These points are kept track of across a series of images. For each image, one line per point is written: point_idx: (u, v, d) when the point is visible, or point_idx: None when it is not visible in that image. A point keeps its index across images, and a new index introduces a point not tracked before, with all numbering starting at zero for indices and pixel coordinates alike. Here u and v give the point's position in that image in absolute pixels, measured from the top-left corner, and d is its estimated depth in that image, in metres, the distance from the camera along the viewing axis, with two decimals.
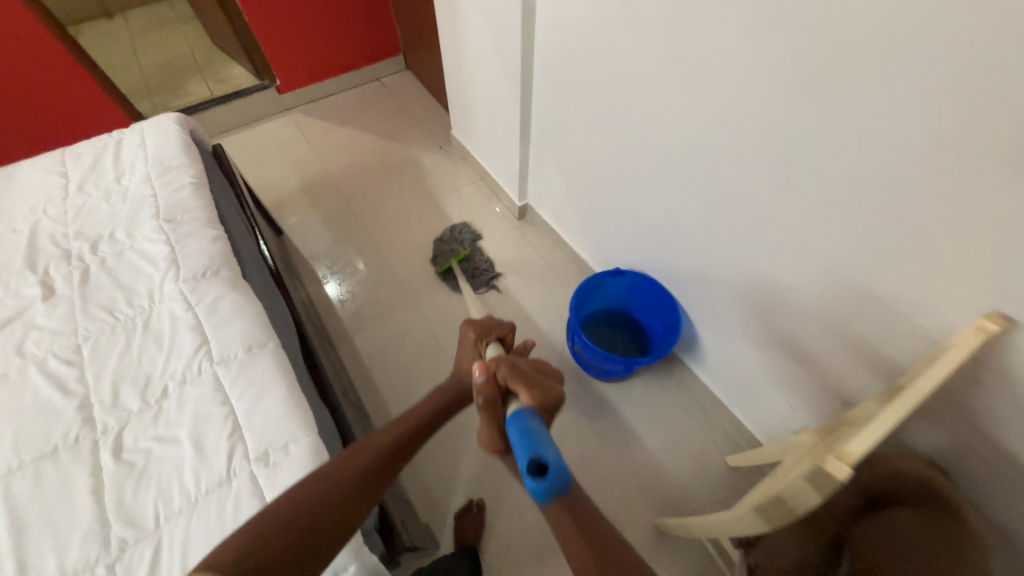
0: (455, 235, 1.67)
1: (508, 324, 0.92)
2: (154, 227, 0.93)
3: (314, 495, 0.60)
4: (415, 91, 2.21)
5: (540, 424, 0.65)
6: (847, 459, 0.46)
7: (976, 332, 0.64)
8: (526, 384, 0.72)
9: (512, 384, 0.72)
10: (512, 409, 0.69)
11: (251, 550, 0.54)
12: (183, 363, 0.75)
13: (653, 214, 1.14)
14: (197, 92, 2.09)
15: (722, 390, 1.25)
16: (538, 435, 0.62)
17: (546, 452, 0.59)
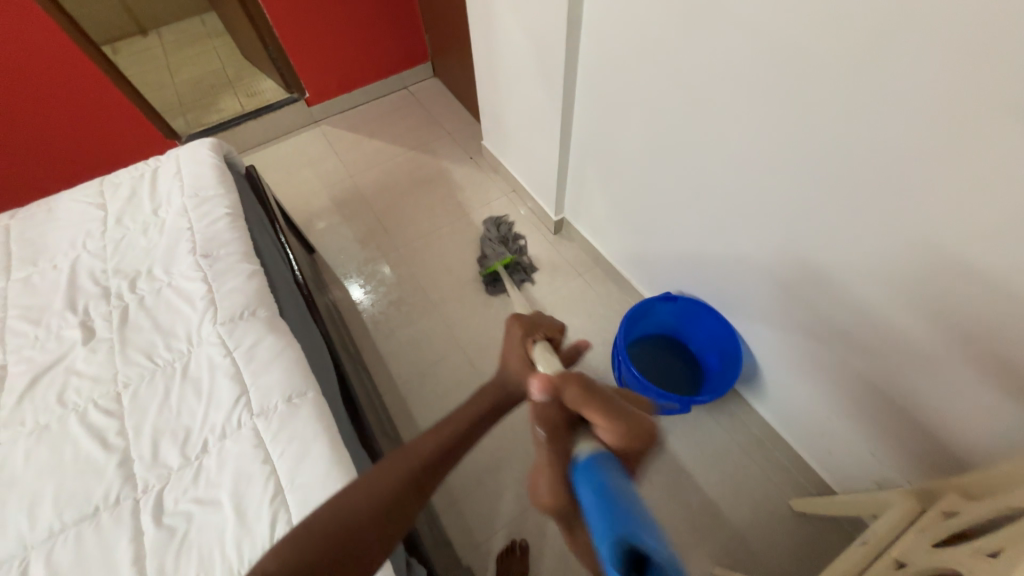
0: (500, 234, 1.64)
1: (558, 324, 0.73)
2: (191, 263, 0.90)
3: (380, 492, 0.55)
4: (443, 99, 2.16)
5: (627, 484, 0.44)
6: None
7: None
8: (608, 413, 0.50)
9: (585, 409, 0.51)
10: (586, 454, 0.47)
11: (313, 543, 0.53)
12: (222, 416, 0.72)
13: (708, 238, 1.06)
14: (229, 107, 2.10)
15: (783, 425, 1.14)
16: (626, 500, 0.42)
17: (641, 532, 0.39)
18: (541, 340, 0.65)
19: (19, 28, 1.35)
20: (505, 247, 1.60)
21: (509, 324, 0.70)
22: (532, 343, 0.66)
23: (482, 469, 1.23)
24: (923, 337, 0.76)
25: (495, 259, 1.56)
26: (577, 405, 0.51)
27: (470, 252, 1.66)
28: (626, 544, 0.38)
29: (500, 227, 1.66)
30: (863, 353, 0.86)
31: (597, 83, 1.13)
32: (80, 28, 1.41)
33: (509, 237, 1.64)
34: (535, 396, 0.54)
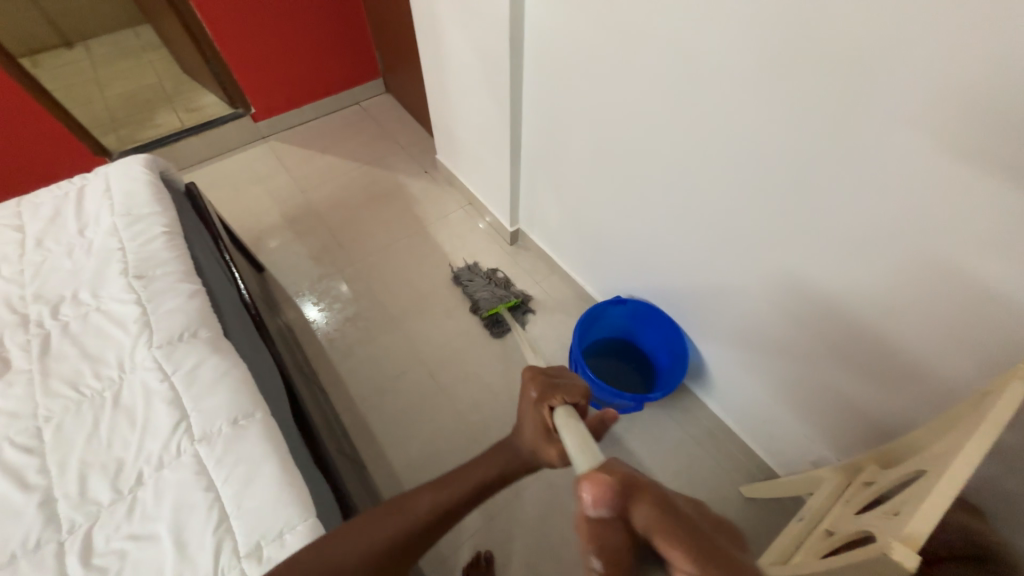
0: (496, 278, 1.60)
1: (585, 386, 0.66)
2: (123, 285, 0.85)
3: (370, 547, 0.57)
4: (397, 114, 2.17)
5: None
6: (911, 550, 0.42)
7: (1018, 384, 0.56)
8: (690, 546, 0.37)
9: (658, 539, 0.38)
10: None
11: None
12: (159, 444, 0.68)
13: (652, 242, 1.12)
14: (167, 122, 2.00)
15: (731, 417, 1.21)
16: None
17: None
18: (562, 406, 0.60)
19: None
20: (502, 290, 1.54)
21: (523, 376, 0.67)
22: (549, 413, 0.62)
23: None
24: (841, 325, 0.84)
25: (500, 303, 1.49)
26: (647, 532, 0.38)
27: (427, 265, 1.66)
28: None
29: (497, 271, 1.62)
30: (793, 343, 0.94)
31: (543, 99, 1.18)
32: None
33: (501, 280, 1.59)
34: (586, 500, 0.40)
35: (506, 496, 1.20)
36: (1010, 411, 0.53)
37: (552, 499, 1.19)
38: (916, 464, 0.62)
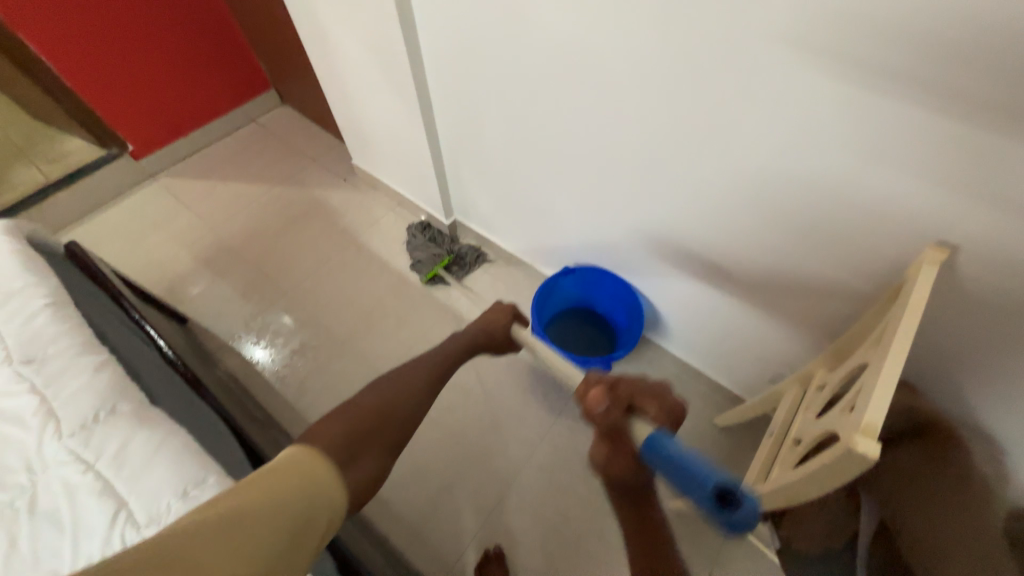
0: (436, 236, 1.60)
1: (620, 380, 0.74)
2: (7, 375, 0.72)
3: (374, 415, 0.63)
4: (299, 125, 2.01)
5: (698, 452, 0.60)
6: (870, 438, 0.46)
7: (931, 262, 0.64)
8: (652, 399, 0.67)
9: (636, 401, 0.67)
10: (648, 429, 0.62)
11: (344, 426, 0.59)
12: (98, 543, 0.59)
13: (588, 207, 1.13)
14: (28, 178, 1.73)
15: (692, 357, 1.27)
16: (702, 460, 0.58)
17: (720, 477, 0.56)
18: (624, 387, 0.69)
19: None
20: (441, 247, 1.57)
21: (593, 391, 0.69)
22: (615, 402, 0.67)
23: (435, 491, 1.19)
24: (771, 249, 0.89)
25: (434, 262, 1.53)
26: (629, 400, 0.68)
27: (368, 276, 1.58)
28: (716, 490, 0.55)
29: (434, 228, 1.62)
30: (733, 276, 0.98)
31: (448, 83, 1.13)
32: None
33: (449, 236, 1.61)
34: (596, 409, 0.67)
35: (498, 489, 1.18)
36: (923, 296, 0.59)
37: (545, 479, 1.20)
38: (855, 361, 0.68)
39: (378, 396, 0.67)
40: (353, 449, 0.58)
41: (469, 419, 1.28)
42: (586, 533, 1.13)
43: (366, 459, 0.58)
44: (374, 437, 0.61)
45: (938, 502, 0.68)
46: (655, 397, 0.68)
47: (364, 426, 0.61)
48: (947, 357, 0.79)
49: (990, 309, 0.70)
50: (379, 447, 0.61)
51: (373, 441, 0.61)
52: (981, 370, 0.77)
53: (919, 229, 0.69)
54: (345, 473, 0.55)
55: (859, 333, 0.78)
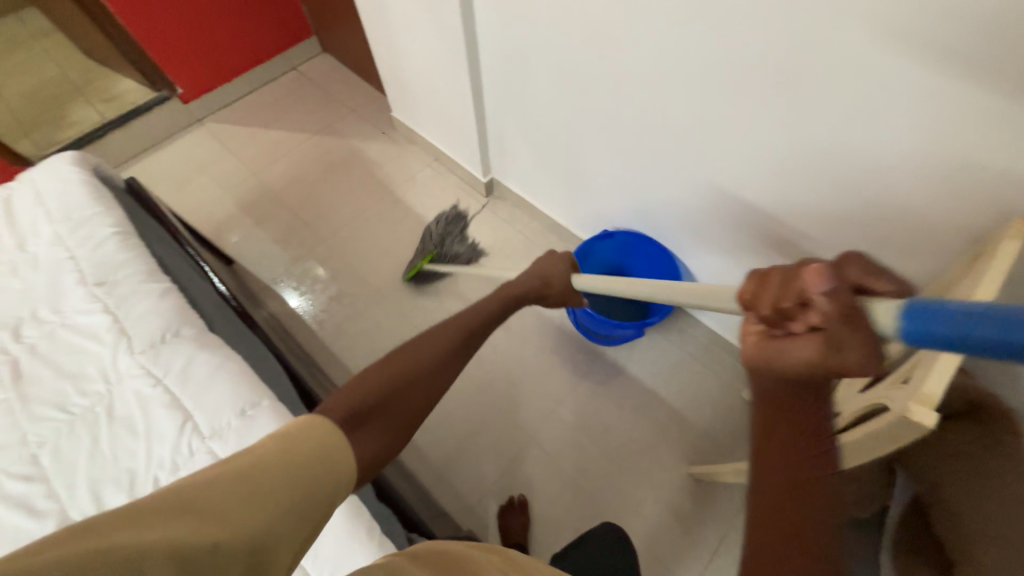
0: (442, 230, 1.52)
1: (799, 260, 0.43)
2: (83, 295, 0.78)
3: (397, 379, 0.53)
4: (339, 74, 1.99)
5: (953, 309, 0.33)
6: (928, 409, 0.47)
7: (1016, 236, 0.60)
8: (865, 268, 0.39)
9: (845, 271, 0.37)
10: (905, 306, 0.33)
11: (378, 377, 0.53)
12: (169, 447, 0.65)
13: (633, 168, 1.10)
14: (84, 117, 1.80)
15: (726, 329, 1.26)
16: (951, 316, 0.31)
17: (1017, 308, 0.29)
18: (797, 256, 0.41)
19: None
20: (428, 241, 1.52)
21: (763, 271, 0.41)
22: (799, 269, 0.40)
23: (462, 438, 1.24)
24: (829, 218, 0.85)
25: (419, 258, 1.49)
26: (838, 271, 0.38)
27: (404, 230, 1.60)
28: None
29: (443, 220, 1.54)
30: (782, 246, 0.95)
31: (498, 28, 1.09)
32: None
33: (439, 226, 1.54)
34: (816, 293, 0.35)
35: (522, 442, 1.23)
36: (1001, 276, 0.57)
37: (568, 436, 1.23)
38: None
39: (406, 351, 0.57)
40: (366, 414, 0.50)
41: (497, 374, 1.32)
42: (605, 489, 1.17)
43: (375, 432, 0.49)
44: (394, 407, 0.52)
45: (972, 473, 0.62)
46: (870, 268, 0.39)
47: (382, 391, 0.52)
48: None
49: None
50: (396, 421, 0.51)
51: (392, 410, 0.52)
52: None
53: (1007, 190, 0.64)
54: (353, 435, 0.47)
55: None
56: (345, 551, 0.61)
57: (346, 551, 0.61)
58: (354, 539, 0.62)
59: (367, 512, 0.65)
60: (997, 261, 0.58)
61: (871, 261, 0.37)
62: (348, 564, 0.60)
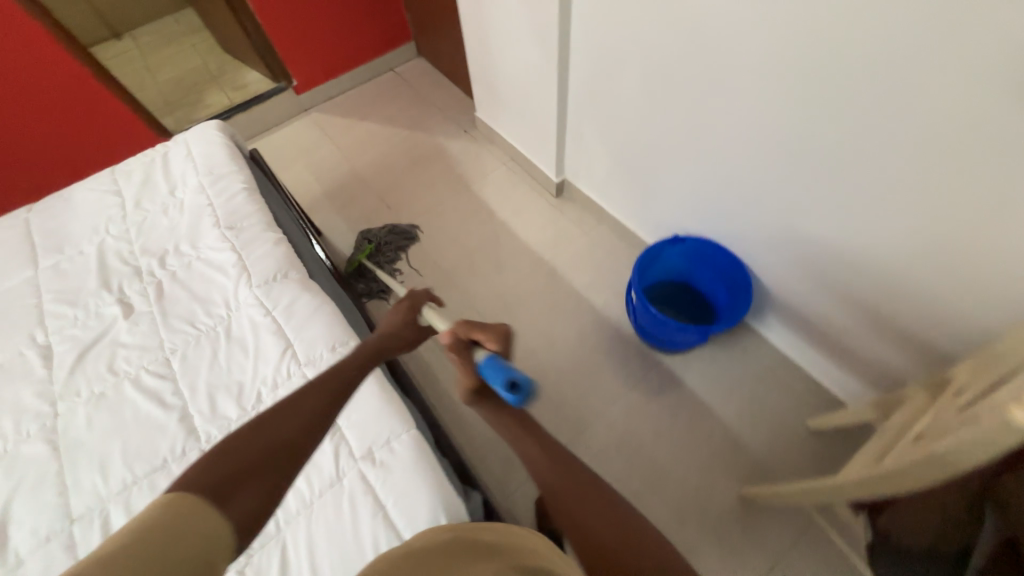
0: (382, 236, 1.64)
1: (470, 330, 0.73)
2: (217, 236, 0.92)
3: (273, 443, 0.49)
4: (431, 76, 2.16)
5: (504, 364, 0.67)
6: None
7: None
8: (484, 330, 0.72)
9: (471, 334, 0.72)
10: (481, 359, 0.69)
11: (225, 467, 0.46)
12: (272, 368, 0.75)
13: (710, 177, 1.10)
14: (217, 101, 2.08)
15: (793, 348, 1.21)
16: (501, 369, 0.66)
17: (516, 377, 0.64)
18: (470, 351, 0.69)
19: (14, 42, 1.30)
20: (370, 239, 1.63)
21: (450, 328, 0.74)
22: (462, 341, 0.72)
23: None
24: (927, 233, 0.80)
25: (358, 251, 1.61)
26: (468, 334, 0.72)
27: (475, 221, 1.69)
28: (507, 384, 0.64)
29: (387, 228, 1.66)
30: (871, 263, 0.91)
31: (592, 35, 1.15)
32: (71, 35, 1.36)
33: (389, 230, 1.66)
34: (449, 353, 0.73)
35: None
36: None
37: (615, 435, 1.23)
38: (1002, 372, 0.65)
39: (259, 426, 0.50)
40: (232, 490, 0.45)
41: (550, 365, 1.36)
42: (648, 494, 1.14)
43: (254, 491, 0.45)
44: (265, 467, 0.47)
45: None
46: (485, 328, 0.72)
47: (252, 453, 0.48)
48: None
49: None
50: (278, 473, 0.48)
51: (269, 469, 0.48)
52: None
53: None
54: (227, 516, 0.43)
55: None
56: (409, 485, 0.65)
57: (411, 485, 0.65)
58: (418, 475, 0.66)
59: (432, 454, 0.70)
60: None
61: (474, 325, 0.73)
62: (412, 497, 0.65)
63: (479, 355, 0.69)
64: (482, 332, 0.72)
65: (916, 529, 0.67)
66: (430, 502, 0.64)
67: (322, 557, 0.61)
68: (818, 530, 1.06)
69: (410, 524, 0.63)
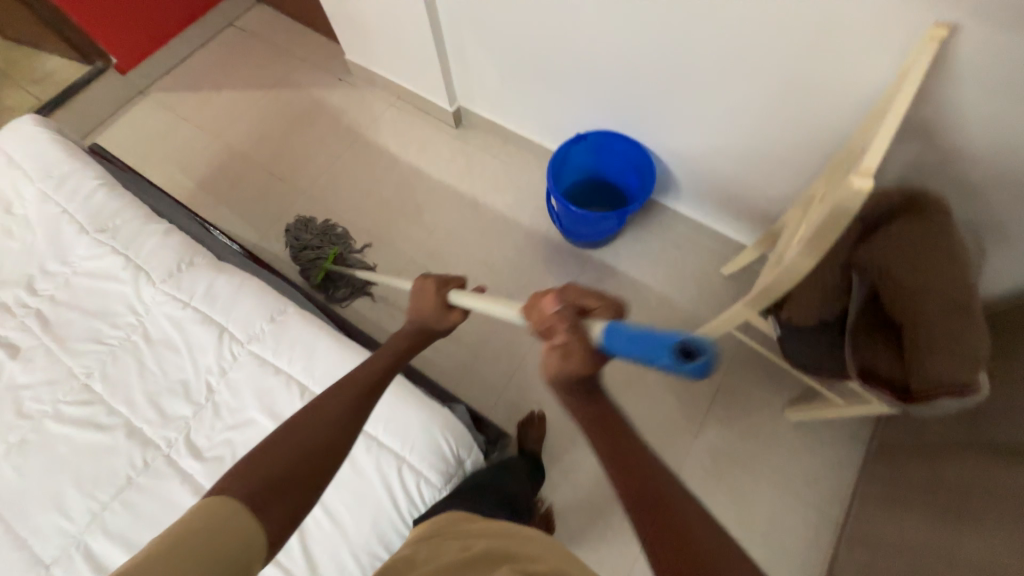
0: (318, 233, 1.44)
1: (578, 298, 0.52)
2: (89, 242, 0.80)
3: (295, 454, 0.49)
4: (282, 24, 1.90)
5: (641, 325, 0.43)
6: (864, 178, 0.57)
7: (930, 44, 0.70)
8: (597, 296, 0.52)
9: (584, 301, 0.52)
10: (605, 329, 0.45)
11: (252, 479, 0.46)
12: (213, 355, 0.71)
13: (594, 61, 1.13)
14: (19, 104, 1.70)
15: (698, 212, 1.35)
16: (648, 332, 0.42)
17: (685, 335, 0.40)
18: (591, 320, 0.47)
19: None
20: (312, 246, 1.42)
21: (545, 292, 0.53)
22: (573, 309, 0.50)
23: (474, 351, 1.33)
24: (779, 71, 0.91)
25: (320, 261, 1.41)
26: (579, 301, 0.52)
27: (381, 171, 1.60)
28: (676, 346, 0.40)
29: (317, 224, 1.45)
30: (742, 113, 1.02)
31: None
32: None
33: (316, 228, 1.45)
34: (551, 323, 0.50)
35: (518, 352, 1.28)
36: (918, 78, 0.68)
37: None
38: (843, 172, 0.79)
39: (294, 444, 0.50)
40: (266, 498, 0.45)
41: (496, 289, 1.41)
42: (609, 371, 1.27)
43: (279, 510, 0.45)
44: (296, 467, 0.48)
45: (928, 262, 0.69)
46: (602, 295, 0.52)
47: (274, 470, 0.47)
48: (935, 154, 0.84)
49: (977, 97, 0.75)
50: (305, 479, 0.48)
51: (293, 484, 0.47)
52: (969, 163, 0.82)
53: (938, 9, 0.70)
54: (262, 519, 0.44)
55: (864, 130, 0.80)
56: (393, 411, 0.68)
57: (395, 411, 0.68)
58: (399, 401, 0.69)
59: (406, 380, 0.72)
60: (918, 66, 0.69)
61: (587, 288, 0.53)
62: (399, 421, 0.67)
63: (603, 329, 0.46)
64: (597, 299, 0.51)
65: (804, 314, 0.80)
66: (418, 418, 0.68)
67: (332, 499, 0.63)
68: (747, 354, 1.25)
69: (405, 443, 0.66)
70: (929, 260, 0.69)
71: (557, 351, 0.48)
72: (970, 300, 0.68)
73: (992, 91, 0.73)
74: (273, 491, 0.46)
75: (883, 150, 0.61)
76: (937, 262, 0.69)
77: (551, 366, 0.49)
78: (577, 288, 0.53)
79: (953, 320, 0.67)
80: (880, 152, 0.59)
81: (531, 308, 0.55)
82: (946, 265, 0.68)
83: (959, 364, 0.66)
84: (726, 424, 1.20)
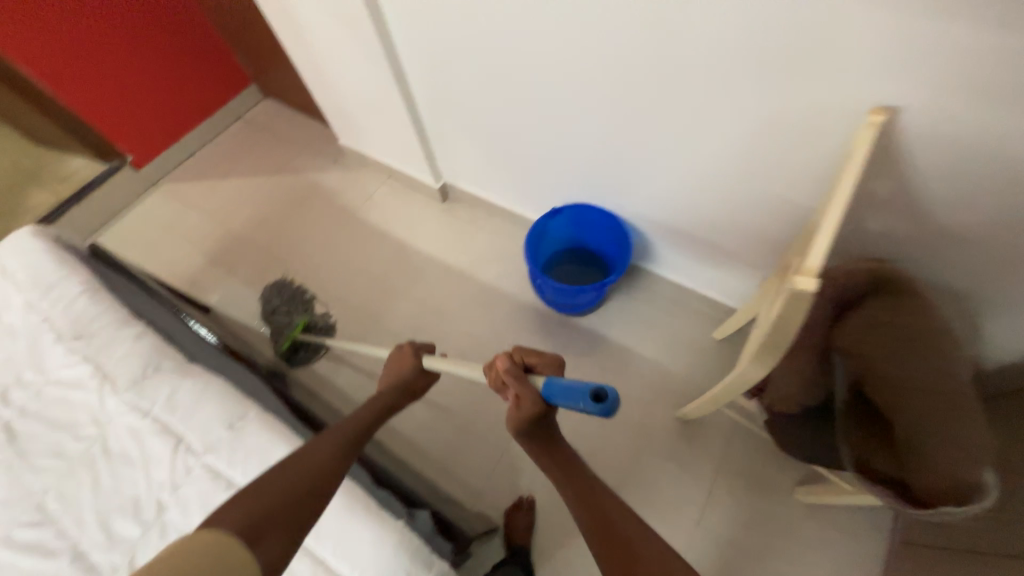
0: (286, 300, 1.55)
1: (521, 355, 0.70)
2: (63, 351, 0.82)
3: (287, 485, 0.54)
4: (285, 114, 2.05)
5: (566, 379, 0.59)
6: (808, 277, 0.56)
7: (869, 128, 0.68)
8: (538, 354, 0.70)
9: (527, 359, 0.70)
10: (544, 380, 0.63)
11: (247, 509, 0.50)
12: (166, 469, 0.69)
13: (563, 141, 1.17)
14: (43, 201, 1.84)
15: (681, 276, 1.33)
16: (573, 382, 0.57)
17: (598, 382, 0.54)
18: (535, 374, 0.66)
19: None
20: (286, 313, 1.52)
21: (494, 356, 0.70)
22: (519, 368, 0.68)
23: None
24: (732, 151, 0.91)
25: (289, 330, 1.48)
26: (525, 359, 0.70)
27: (372, 247, 1.65)
28: (592, 391, 0.53)
29: (286, 291, 1.57)
30: (705, 187, 1.02)
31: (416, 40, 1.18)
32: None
33: (287, 293, 1.56)
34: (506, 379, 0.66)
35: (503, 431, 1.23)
36: (861, 162, 0.65)
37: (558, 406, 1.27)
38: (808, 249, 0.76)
39: (292, 477, 0.55)
40: (262, 528, 0.49)
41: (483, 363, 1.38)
42: (601, 448, 1.20)
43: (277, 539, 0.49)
44: (282, 513, 0.51)
45: (907, 348, 0.66)
46: (540, 352, 0.71)
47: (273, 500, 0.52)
48: (909, 225, 0.81)
49: (940, 172, 0.73)
50: (286, 518, 0.51)
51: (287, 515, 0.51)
52: (945, 233, 0.79)
53: (873, 96, 0.70)
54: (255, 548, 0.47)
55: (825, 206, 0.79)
56: (343, 532, 0.64)
57: (345, 531, 0.64)
58: (351, 518, 0.65)
59: (361, 491, 0.68)
60: (857, 150, 0.67)
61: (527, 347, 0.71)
62: (350, 542, 0.63)
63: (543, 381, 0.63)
64: (538, 356, 0.70)
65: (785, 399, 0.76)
66: (370, 537, 0.64)
67: None
68: (747, 427, 1.17)
69: (355, 567, 0.62)
70: (909, 346, 0.66)
71: (513, 401, 0.65)
72: (959, 390, 0.65)
73: (949, 168, 0.72)
74: (268, 521, 0.50)
75: (828, 242, 0.59)
76: (917, 348, 0.66)
77: (512, 414, 0.66)
78: (521, 349, 0.71)
79: (944, 413, 0.64)
80: (825, 247, 0.58)
81: (486, 366, 0.71)
82: (927, 352, 0.65)
83: (954, 458, 0.62)
84: (729, 507, 1.10)
